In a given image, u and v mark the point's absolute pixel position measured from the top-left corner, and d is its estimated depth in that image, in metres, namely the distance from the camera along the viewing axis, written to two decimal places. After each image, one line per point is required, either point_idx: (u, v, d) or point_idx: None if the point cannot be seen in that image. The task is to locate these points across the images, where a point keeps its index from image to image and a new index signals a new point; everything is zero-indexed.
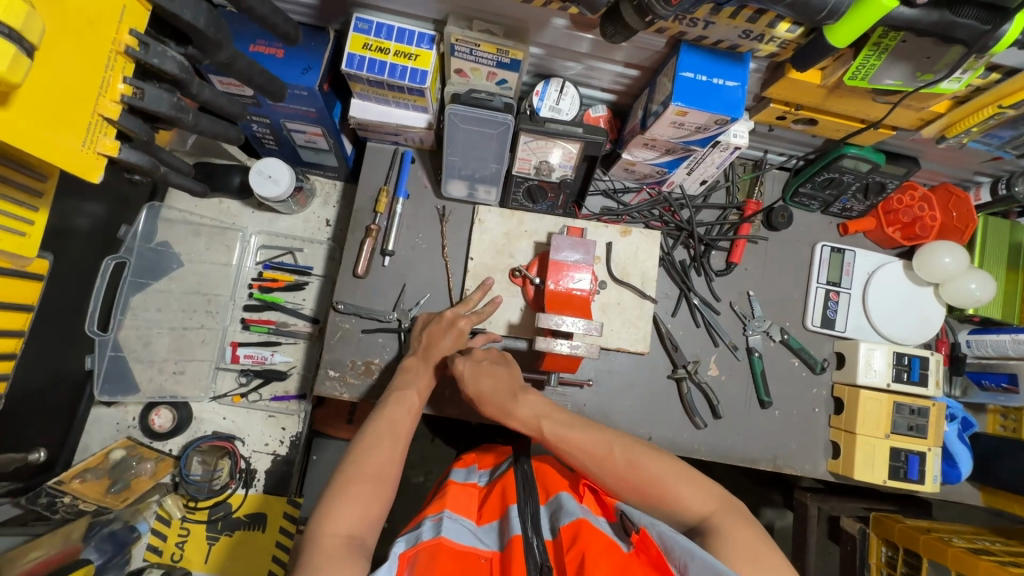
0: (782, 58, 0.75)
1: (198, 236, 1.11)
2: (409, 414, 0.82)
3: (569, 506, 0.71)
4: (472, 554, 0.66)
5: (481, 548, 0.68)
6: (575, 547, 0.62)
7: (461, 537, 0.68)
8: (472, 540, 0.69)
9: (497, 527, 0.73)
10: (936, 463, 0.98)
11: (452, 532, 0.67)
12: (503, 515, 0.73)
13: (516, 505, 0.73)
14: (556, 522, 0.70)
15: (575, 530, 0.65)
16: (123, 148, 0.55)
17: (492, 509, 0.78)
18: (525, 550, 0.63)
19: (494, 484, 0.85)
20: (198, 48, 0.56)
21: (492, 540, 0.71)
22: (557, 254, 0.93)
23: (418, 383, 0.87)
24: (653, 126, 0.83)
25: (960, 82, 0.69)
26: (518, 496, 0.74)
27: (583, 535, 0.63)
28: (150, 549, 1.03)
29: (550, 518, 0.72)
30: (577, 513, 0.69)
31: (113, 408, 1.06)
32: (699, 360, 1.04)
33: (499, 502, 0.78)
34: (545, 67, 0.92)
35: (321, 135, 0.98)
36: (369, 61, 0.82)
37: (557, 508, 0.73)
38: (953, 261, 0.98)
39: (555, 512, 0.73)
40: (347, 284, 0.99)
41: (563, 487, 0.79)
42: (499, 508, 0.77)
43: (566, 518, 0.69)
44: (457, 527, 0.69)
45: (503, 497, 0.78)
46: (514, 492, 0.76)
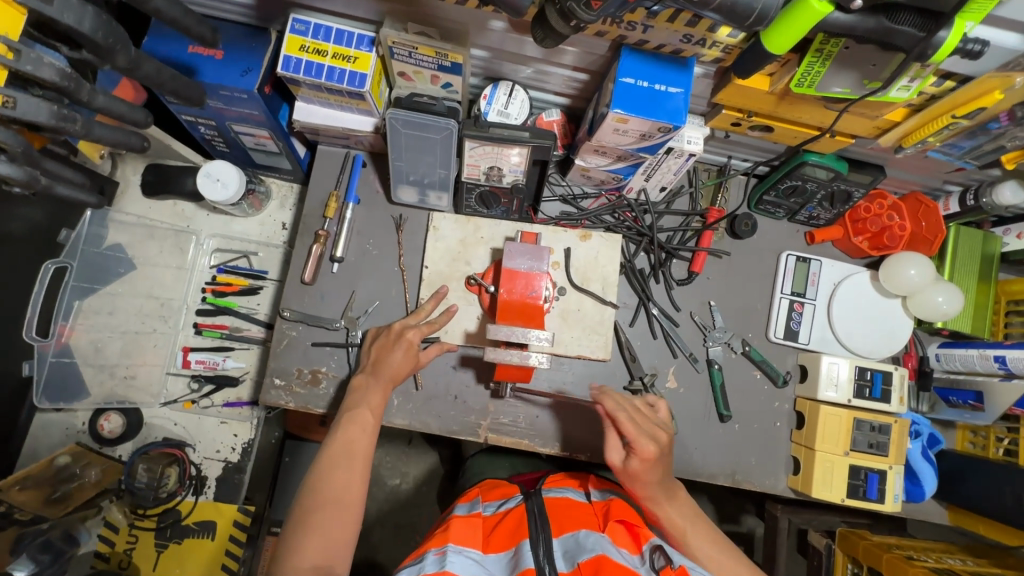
0: (728, 63, 0.72)
1: (152, 239, 1.09)
2: (366, 432, 0.79)
3: (586, 542, 0.67)
4: None
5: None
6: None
7: (467, 569, 0.64)
8: (477, 572, 0.64)
9: (508, 559, 0.68)
10: (897, 482, 0.95)
11: (456, 565, 0.63)
12: (515, 548, 0.68)
13: (529, 540, 0.68)
14: (574, 556, 0.65)
15: (595, 565, 0.61)
16: None
17: (501, 539, 0.72)
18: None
19: (501, 514, 0.78)
20: (92, 54, 0.54)
21: (501, 571, 0.66)
22: (510, 261, 0.88)
23: (373, 400, 0.84)
24: (598, 133, 0.80)
25: (910, 90, 0.65)
26: (531, 532, 0.70)
27: (606, 571, 0.60)
28: (98, 555, 1.03)
29: (564, 553, 0.67)
30: (594, 548, 0.64)
31: (62, 413, 1.04)
32: (656, 372, 1.01)
33: (510, 534, 0.72)
34: (493, 70, 0.89)
35: (269, 138, 0.96)
36: (306, 63, 0.79)
37: (572, 543, 0.68)
38: (919, 273, 0.95)
39: (570, 546, 0.67)
40: (294, 291, 0.97)
41: (577, 520, 0.73)
42: (510, 540, 0.71)
43: (585, 553, 0.64)
44: (463, 560, 0.65)
45: (516, 528, 0.73)
46: (527, 528, 0.71)
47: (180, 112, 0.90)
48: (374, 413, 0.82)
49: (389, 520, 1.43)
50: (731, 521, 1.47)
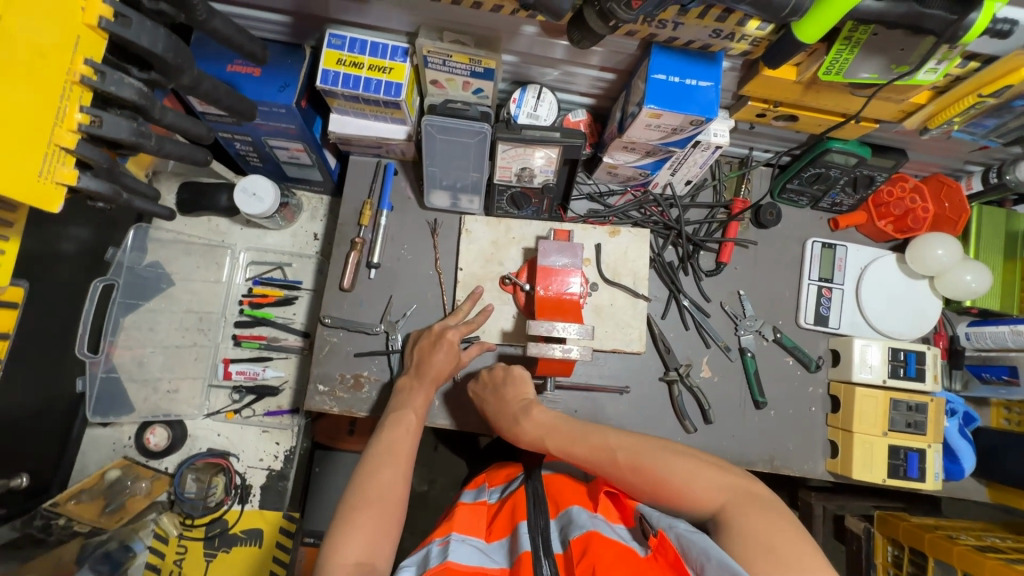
0: (755, 55, 0.74)
1: (189, 254, 1.12)
2: (411, 431, 0.82)
3: (578, 518, 0.68)
4: (479, 570, 0.63)
5: (489, 565, 0.65)
6: (585, 560, 0.60)
7: (470, 557, 0.65)
8: (481, 558, 0.66)
9: (508, 544, 0.70)
10: (936, 460, 0.96)
11: (459, 554, 0.65)
12: (513, 533, 0.71)
13: (526, 522, 0.70)
14: (566, 535, 0.67)
15: (585, 542, 0.62)
16: (83, 177, 0.55)
17: (503, 526, 0.75)
18: (534, 562, 0.62)
19: (505, 501, 0.82)
20: (161, 73, 0.57)
21: (502, 557, 0.68)
22: (544, 258, 0.91)
23: (416, 401, 0.86)
24: (629, 129, 0.82)
25: (937, 72, 0.67)
26: (528, 513, 0.71)
27: (593, 546, 0.61)
28: (149, 567, 1.05)
29: (559, 532, 0.69)
30: (586, 524, 0.66)
31: (109, 429, 1.07)
32: (691, 362, 1.02)
33: (509, 519, 0.75)
34: (521, 75, 0.92)
35: (303, 151, 0.98)
36: (343, 76, 0.82)
37: (566, 521, 0.70)
38: (946, 253, 0.96)
39: (564, 525, 0.69)
40: (333, 298, 0.99)
41: (574, 498, 0.75)
42: (510, 525, 0.74)
43: (576, 530, 0.66)
44: (465, 547, 0.67)
45: (514, 514, 0.75)
46: (524, 510, 0.73)
47: (218, 129, 0.93)
48: (417, 417, 0.84)
49: (422, 525, 1.44)
50: None
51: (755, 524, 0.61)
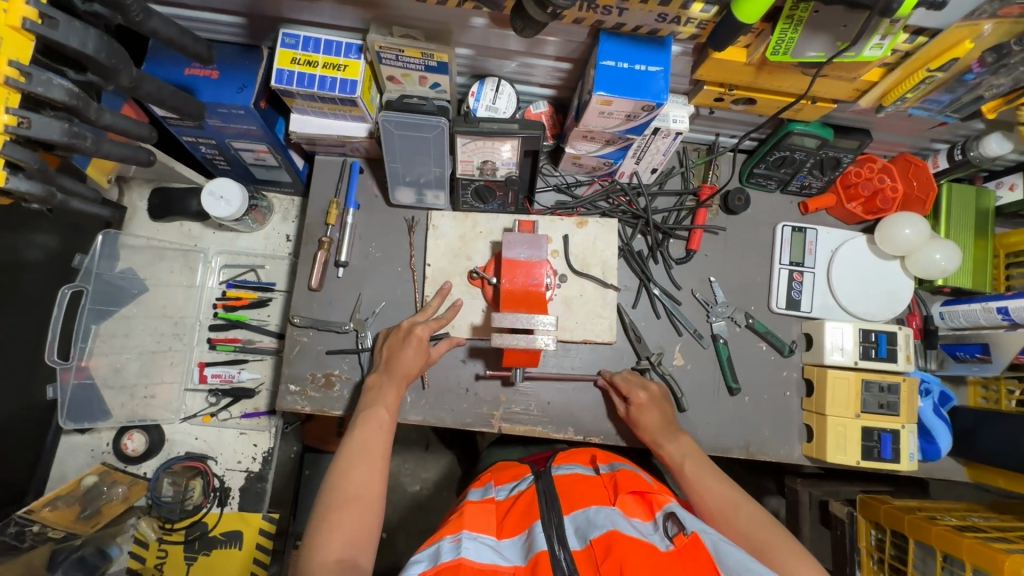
0: (704, 39, 0.74)
1: (162, 260, 1.12)
2: (385, 425, 0.82)
3: (597, 517, 0.67)
4: (493, 570, 0.63)
5: (502, 564, 0.64)
6: (610, 559, 0.60)
7: (482, 555, 0.64)
8: (493, 556, 0.65)
9: (521, 541, 0.69)
10: (911, 441, 0.95)
11: (472, 550, 0.64)
12: (527, 531, 0.69)
13: (540, 521, 0.69)
14: (585, 533, 0.66)
15: (607, 542, 0.62)
16: (10, 177, 0.55)
17: (514, 523, 0.73)
18: (553, 561, 0.62)
19: (514, 498, 0.79)
20: (97, 75, 0.58)
21: (514, 555, 0.67)
22: (510, 251, 0.90)
23: (388, 399, 0.86)
24: (584, 118, 0.82)
25: (882, 48, 0.67)
26: (542, 513, 0.71)
27: (617, 547, 0.61)
28: (130, 572, 1.06)
29: (575, 530, 0.68)
30: (605, 523, 0.66)
31: (86, 435, 1.07)
32: (663, 350, 1.02)
33: (522, 516, 0.73)
34: (479, 68, 0.92)
35: (268, 152, 0.99)
36: (298, 75, 0.82)
37: (583, 519, 0.68)
38: (913, 232, 0.96)
39: (581, 523, 0.68)
40: (303, 298, 1.00)
41: (588, 495, 0.74)
42: (523, 523, 0.72)
43: (595, 529, 0.65)
44: (477, 545, 0.65)
45: (526, 511, 0.74)
46: (537, 509, 0.72)
47: (180, 133, 0.94)
48: (389, 412, 0.84)
49: (410, 525, 1.44)
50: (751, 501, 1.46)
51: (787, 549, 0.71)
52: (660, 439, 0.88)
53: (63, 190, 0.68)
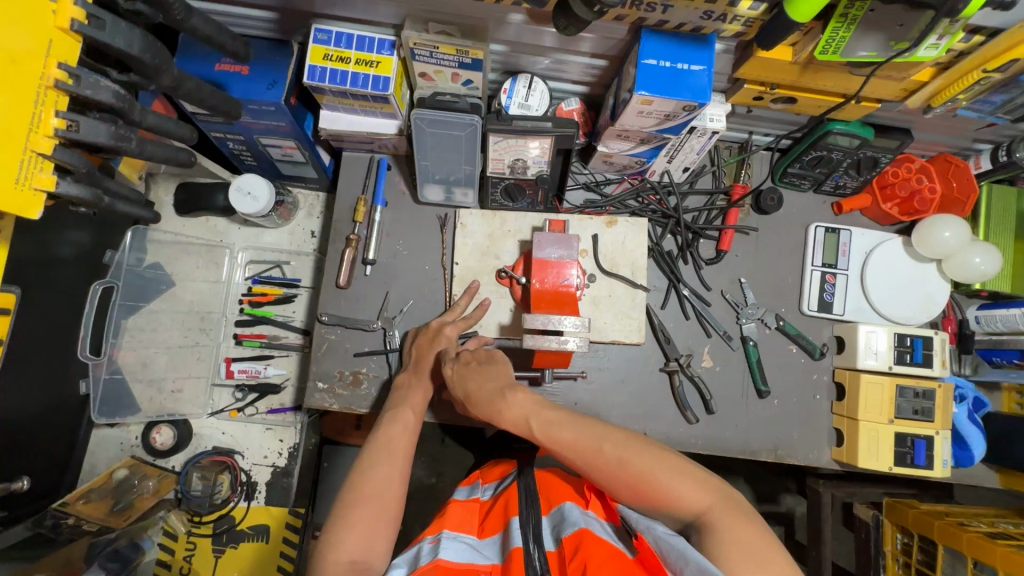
0: (749, 37, 0.72)
1: (189, 255, 1.13)
2: (411, 427, 0.81)
3: (572, 517, 0.68)
4: (470, 570, 0.62)
5: (480, 562, 0.65)
6: (577, 556, 0.60)
7: (461, 555, 0.65)
8: (473, 556, 0.66)
9: (499, 541, 0.70)
10: (945, 447, 0.94)
11: (450, 551, 0.64)
12: (505, 529, 0.71)
13: (517, 518, 0.70)
14: (559, 532, 0.67)
15: (577, 539, 0.62)
16: (61, 182, 0.55)
17: (494, 523, 0.75)
18: (525, 560, 0.61)
19: (496, 500, 0.82)
20: (140, 75, 0.57)
21: (493, 554, 0.68)
22: (539, 251, 0.90)
23: (416, 400, 0.85)
24: (621, 117, 0.81)
25: (939, 48, 0.65)
26: (520, 510, 0.71)
27: (584, 544, 0.61)
28: (160, 563, 1.07)
29: (552, 530, 0.69)
30: (579, 523, 0.66)
31: (116, 429, 1.09)
32: (692, 352, 1.01)
33: (500, 517, 0.76)
34: (512, 64, 0.90)
35: (295, 148, 0.98)
36: (330, 71, 0.81)
37: (559, 520, 0.70)
38: (953, 235, 0.93)
39: (557, 523, 0.69)
40: (330, 296, 1.00)
41: (568, 496, 0.76)
42: (500, 523, 0.74)
43: (569, 528, 0.66)
44: (457, 546, 0.66)
45: (506, 511, 0.75)
46: (516, 506, 0.73)
47: (209, 129, 0.93)
48: (415, 415, 0.83)
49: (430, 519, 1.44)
50: (772, 501, 1.46)
51: (735, 527, 0.63)
52: (531, 416, 0.74)
53: (106, 192, 0.67)
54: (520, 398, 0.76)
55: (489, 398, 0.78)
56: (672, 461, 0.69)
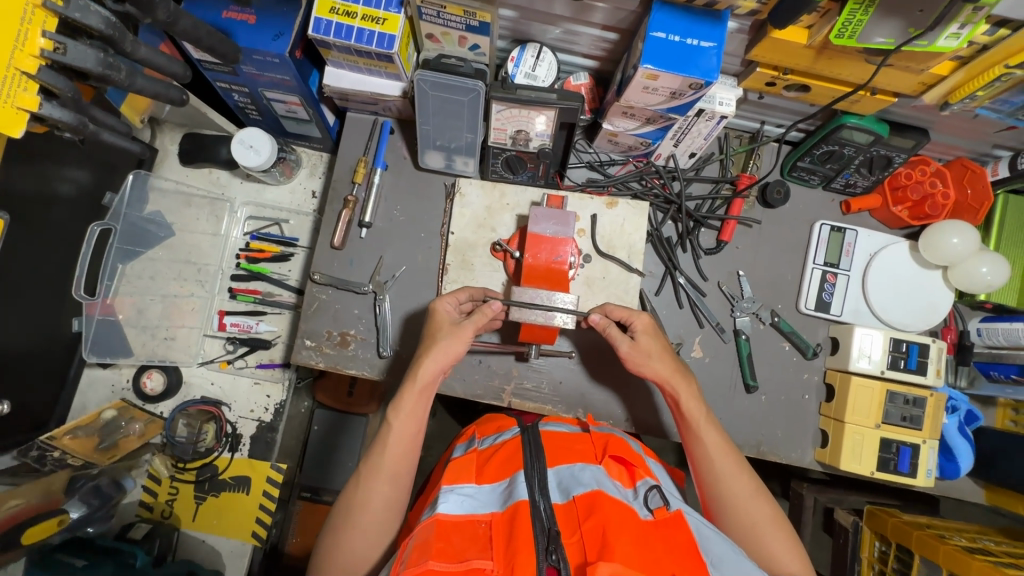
0: (764, 16, 0.70)
1: (189, 206, 1.13)
2: (421, 399, 0.80)
3: (582, 475, 0.68)
4: (469, 522, 0.64)
5: (480, 512, 0.66)
6: (592, 519, 0.61)
7: (461, 507, 0.66)
8: (470, 506, 0.67)
9: (501, 489, 0.69)
10: (930, 457, 0.93)
11: (449, 505, 0.65)
12: (509, 480, 0.70)
13: (523, 471, 0.70)
14: (569, 488, 0.67)
15: (591, 501, 0.63)
16: (44, 104, 0.56)
17: (495, 470, 0.73)
18: (533, 515, 0.63)
19: (496, 447, 0.79)
20: (135, 6, 0.57)
21: (493, 502, 0.68)
22: (535, 226, 0.88)
23: (429, 374, 0.80)
24: (627, 93, 0.79)
25: (960, 38, 0.62)
26: (526, 463, 0.71)
27: (601, 507, 0.62)
28: (142, 505, 1.10)
29: (558, 483, 0.69)
30: (590, 483, 0.67)
31: (108, 370, 1.11)
32: (682, 341, 1.00)
33: (504, 465, 0.73)
34: (521, 32, 0.88)
35: (300, 105, 0.97)
36: (336, 25, 0.80)
37: (568, 475, 0.69)
38: (961, 242, 0.90)
39: (565, 478, 0.69)
40: (324, 256, 1.00)
41: (574, 452, 0.74)
42: (503, 472, 0.72)
43: (580, 487, 0.66)
44: (456, 499, 0.66)
45: (509, 460, 0.74)
46: (521, 460, 0.72)
47: (215, 78, 0.93)
48: (419, 392, 0.79)
49: None
50: None
51: None
52: (703, 428, 0.79)
53: (95, 121, 0.68)
54: (696, 399, 0.81)
55: (657, 356, 0.83)
56: (782, 520, 0.73)
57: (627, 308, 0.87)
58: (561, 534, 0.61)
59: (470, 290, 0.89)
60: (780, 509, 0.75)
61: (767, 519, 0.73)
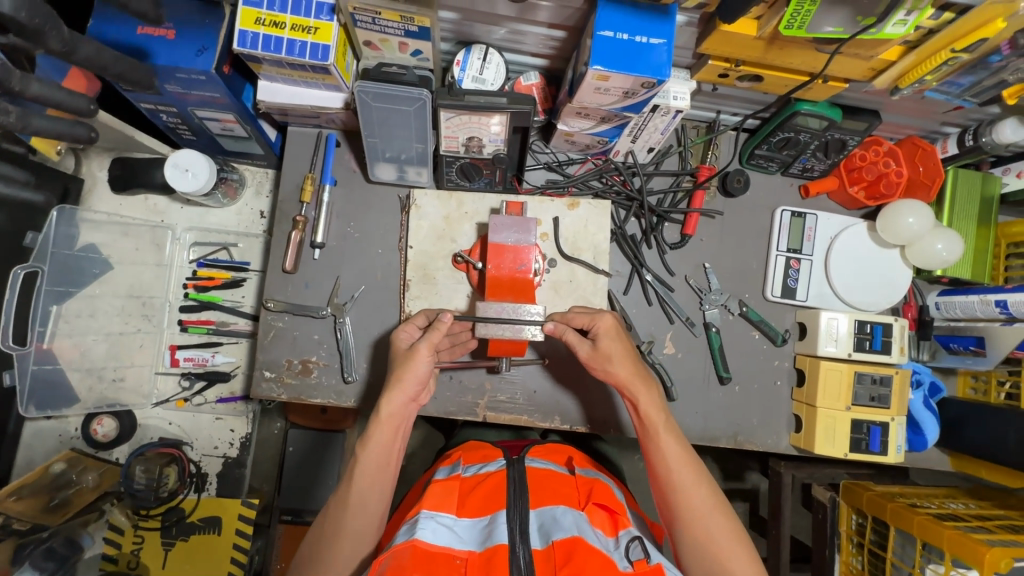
0: (712, 9, 0.68)
1: (126, 236, 1.05)
2: (394, 433, 0.76)
3: (563, 519, 0.67)
4: (446, 555, 0.62)
5: (457, 548, 0.64)
6: (569, 566, 0.59)
7: (438, 537, 0.64)
8: (449, 539, 0.65)
9: (482, 526, 0.68)
10: (900, 433, 0.95)
11: (428, 532, 0.64)
12: (490, 518, 0.68)
13: (505, 510, 0.69)
14: (548, 533, 0.65)
15: (570, 547, 0.61)
16: None
17: (478, 503, 0.72)
18: (510, 557, 0.62)
19: (481, 477, 0.77)
20: (23, 38, 0.51)
21: (472, 538, 0.66)
22: (496, 235, 0.85)
23: (393, 406, 0.76)
24: (579, 93, 0.76)
25: (906, 25, 0.62)
26: (508, 503, 0.70)
27: (579, 553, 0.60)
28: (105, 558, 1.04)
29: (538, 527, 0.67)
30: (570, 528, 0.65)
31: (53, 420, 1.03)
32: (654, 339, 0.99)
33: (484, 502, 0.72)
34: (465, 33, 0.84)
35: (236, 122, 0.91)
36: (263, 37, 0.74)
37: (549, 518, 0.68)
38: (917, 221, 0.91)
39: (546, 521, 0.67)
40: (277, 281, 0.94)
41: (559, 493, 0.73)
42: (483, 510, 0.71)
43: (560, 531, 0.64)
44: (434, 527, 0.65)
45: (491, 496, 0.72)
46: (503, 498, 0.71)
47: (138, 99, 0.86)
48: (392, 424, 0.76)
49: None
50: (734, 480, 1.47)
51: None
52: (661, 434, 0.78)
53: None
54: (656, 403, 0.79)
55: (617, 359, 0.81)
56: (739, 532, 0.72)
57: (589, 312, 0.84)
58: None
59: (426, 312, 0.85)
60: (738, 521, 0.74)
61: (721, 533, 0.71)
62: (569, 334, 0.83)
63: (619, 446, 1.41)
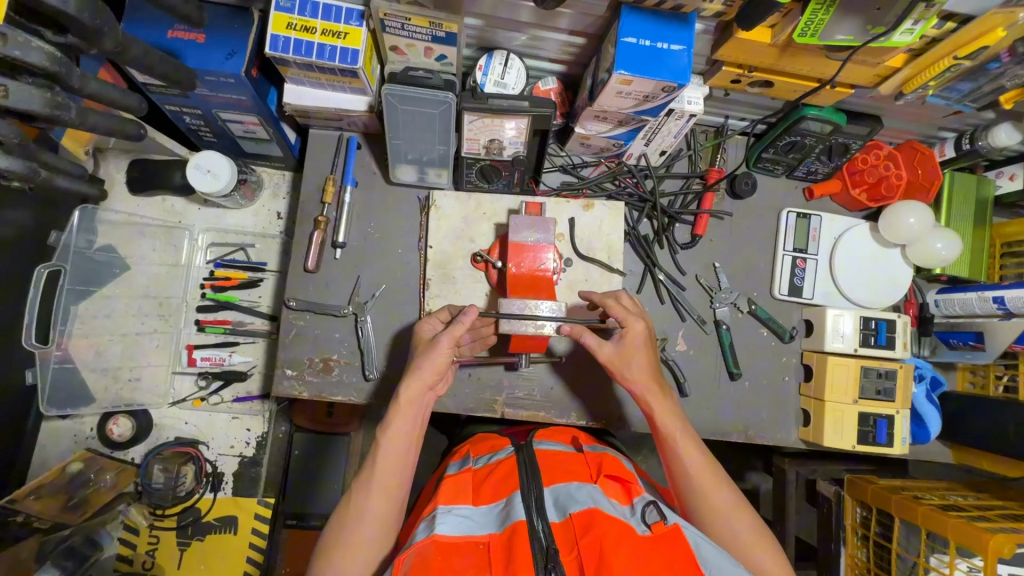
0: (729, 17, 0.71)
1: (144, 237, 1.06)
2: (412, 420, 0.78)
3: (578, 494, 0.68)
4: (468, 543, 0.64)
5: (477, 533, 0.66)
6: (590, 536, 0.62)
7: (458, 528, 0.66)
8: (468, 527, 0.67)
9: (498, 509, 0.70)
10: (904, 425, 0.98)
11: (447, 525, 0.65)
12: (506, 500, 0.70)
13: (519, 491, 0.70)
14: (565, 506, 0.67)
15: (588, 518, 0.63)
16: None
17: (492, 490, 0.73)
18: (530, 534, 0.63)
19: (491, 467, 0.79)
20: (79, 38, 0.53)
21: (490, 522, 0.68)
22: (516, 234, 0.87)
23: (411, 393, 0.78)
24: (600, 97, 0.79)
25: (913, 34, 0.66)
26: (522, 482, 0.71)
27: (597, 523, 0.62)
28: (120, 559, 1.04)
29: (554, 502, 0.69)
30: (586, 500, 0.67)
31: (69, 420, 1.03)
32: (667, 336, 1.02)
33: (498, 486, 0.74)
34: (487, 40, 0.86)
35: (259, 124, 0.93)
36: (294, 42, 0.76)
37: (564, 493, 0.70)
38: (918, 221, 0.95)
39: (561, 497, 0.69)
40: (298, 279, 0.96)
41: (570, 471, 0.75)
42: (496, 494, 0.72)
43: (576, 504, 0.66)
44: (453, 520, 0.67)
45: (503, 481, 0.74)
46: (516, 479, 0.73)
47: (163, 101, 0.87)
48: (411, 411, 0.77)
49: None
50: (737, 478, 1.50)
51: None
52: (679, 438, 0.80)
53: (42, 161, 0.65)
54: (671, 408, 0.82)
55: (638, 363, 0.84)
56: (761, 525, 0.75)
57: (625, 309, 0.85)
58: (558, 552, 0.62)
59: (449, 306, 0.86)
60: (757, 515, 0.77)
61: (741, 528, 0.74)
62: (589, 337, 0.84)
63: (625, 445, 1.43)
